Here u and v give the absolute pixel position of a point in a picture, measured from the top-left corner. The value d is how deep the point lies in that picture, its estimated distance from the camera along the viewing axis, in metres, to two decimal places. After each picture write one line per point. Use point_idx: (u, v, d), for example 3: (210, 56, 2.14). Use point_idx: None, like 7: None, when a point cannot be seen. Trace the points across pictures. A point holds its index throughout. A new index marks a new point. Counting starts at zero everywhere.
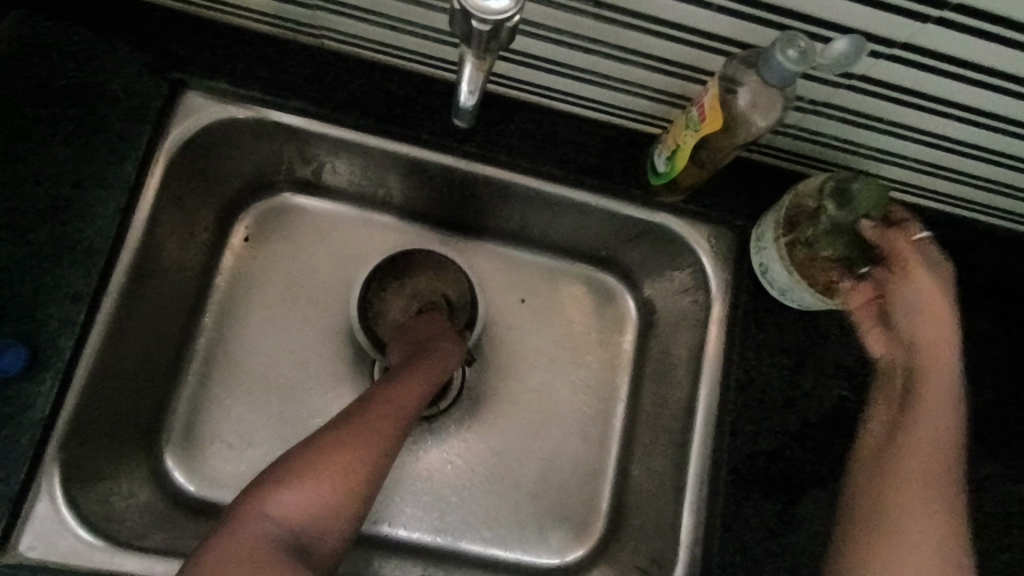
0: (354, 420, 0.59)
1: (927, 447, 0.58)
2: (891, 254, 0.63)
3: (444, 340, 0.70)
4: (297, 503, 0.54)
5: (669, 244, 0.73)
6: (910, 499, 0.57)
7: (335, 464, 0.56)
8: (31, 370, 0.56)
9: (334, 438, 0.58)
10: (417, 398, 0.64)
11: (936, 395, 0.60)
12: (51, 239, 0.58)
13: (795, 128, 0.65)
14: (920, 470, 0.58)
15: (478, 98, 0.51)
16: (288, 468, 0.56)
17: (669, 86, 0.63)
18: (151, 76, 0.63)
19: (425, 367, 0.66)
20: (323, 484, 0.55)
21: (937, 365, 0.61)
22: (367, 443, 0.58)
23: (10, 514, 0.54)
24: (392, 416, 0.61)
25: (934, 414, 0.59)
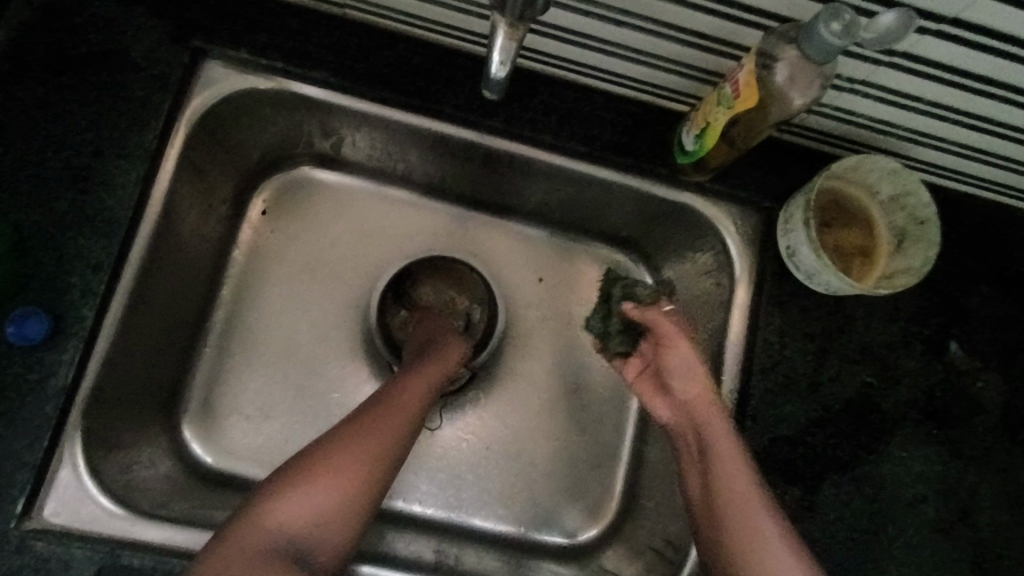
0: (366, 417, 0.60)
1: (736, 496, 0.59)
2: (655, 329, 0.66)
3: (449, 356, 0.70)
4: (314, 499, 0.56)
5: (693, 226, 0.71)
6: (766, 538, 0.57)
7: (349, 462, 0.58)
8: (54, 338, 0.56)
9: (349, 434, 0.59)
10: (427, 396, 0.64)
11: (723, 448, 0.60)
12: (72, 208, 0.58)
13: (830, 107, 0.62)
14: (742, 509, 0.58)
15: (510, 69, 0.48)
16: (304, 465, 0.57)
17: (701, 61, 0.60)
18: (171, 44, 0.62)
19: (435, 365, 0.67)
20: (338, 481, 0.57)
21: (712, 416, 0.62)
22: (380, 441, 0.59)
23: (34, 481, 0.55)
24: (404, 413, 0.62)
25: (732, 464, 0.59)
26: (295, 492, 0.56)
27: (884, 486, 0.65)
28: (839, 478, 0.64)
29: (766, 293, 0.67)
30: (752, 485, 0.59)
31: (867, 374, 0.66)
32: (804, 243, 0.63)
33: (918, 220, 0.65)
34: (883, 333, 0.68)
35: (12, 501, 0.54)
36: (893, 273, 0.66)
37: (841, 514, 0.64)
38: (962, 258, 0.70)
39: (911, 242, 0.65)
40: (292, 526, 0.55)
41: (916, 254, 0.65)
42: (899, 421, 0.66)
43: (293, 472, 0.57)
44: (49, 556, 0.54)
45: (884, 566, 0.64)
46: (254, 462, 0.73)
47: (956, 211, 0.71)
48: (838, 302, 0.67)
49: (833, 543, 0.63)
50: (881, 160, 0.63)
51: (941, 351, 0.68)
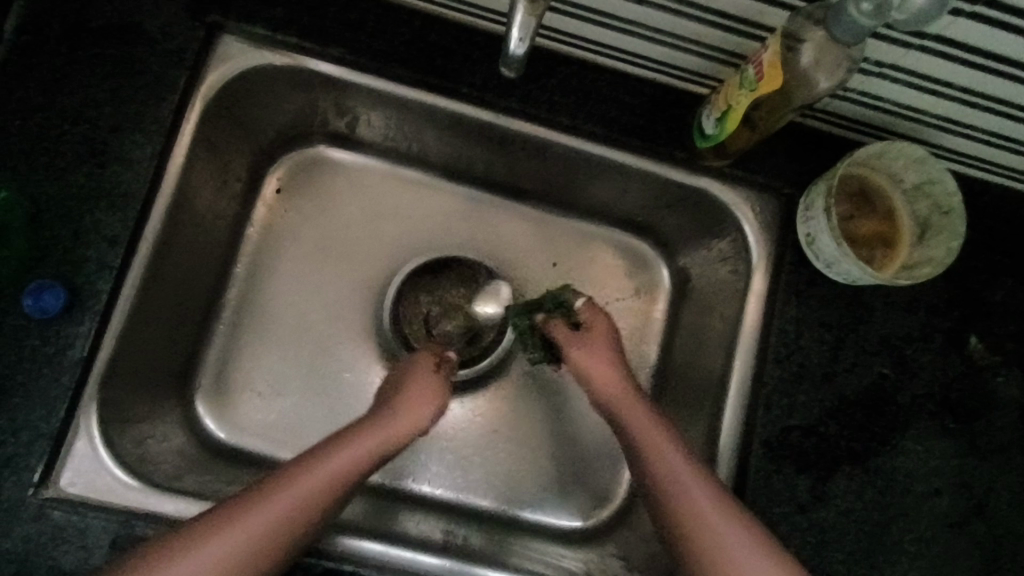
0: (288, 481, 0.58)
1: (683, 500, 0.60)
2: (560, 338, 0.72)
3: (413, 385, 0.68)
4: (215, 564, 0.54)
5: (710, 212, 0.70)
6: (719, 526, 0.58)
7: (258, 529, 0.55)
8: (71, 311, 0.57)
9: (267, 495, 0.57)
10: (363, 465, 0.62)
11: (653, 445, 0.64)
12: (89, 181, 0.58)
13: (856, 92, 0.61)
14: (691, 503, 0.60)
15: (529, 46, 0.46)
16: (209, 522, 0.55)
17: (724, 42, 0.59)
18: (189, 18, 0.62)
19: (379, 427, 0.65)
20: (253, 538, 0.55)
21: (646, 418, 0.66)
22: (296, 512, 0.57)
23: (51, 451, 0.56)
24: (333, 482, 0.59)
25: (669, 458, 0.63)
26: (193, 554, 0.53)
27: (897, 479, 0.64)
28: (852, 469, 0.63)
29: (783, 281, 0.66)
30: (687, 473, 0.61)
31: (883, 364, 0.65)
32: (824, 231, 0.62)
33: (943, 210, 0.63)
34: (902, 325, 0.66)
35: (30, 469, 0.55)
36: (915, 263, 0.64)
37: (852, 504, 0.63)
38: (986, 250, 0.68)
39: (935, 232, 0.64)
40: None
41: (940, 245, 0.63)
42: (915, 414, 0.65)
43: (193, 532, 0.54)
44: (65, 525, 0.55)
45: (893, 559, 0.63)
46: (266, 439, 0.73)
47: (982, 202, 0.69)
48: (857, 292, 0.66)
49: (843, 532, 0.63)
50: (907, 147, 0.61)
51: (961, 345, 0.67)
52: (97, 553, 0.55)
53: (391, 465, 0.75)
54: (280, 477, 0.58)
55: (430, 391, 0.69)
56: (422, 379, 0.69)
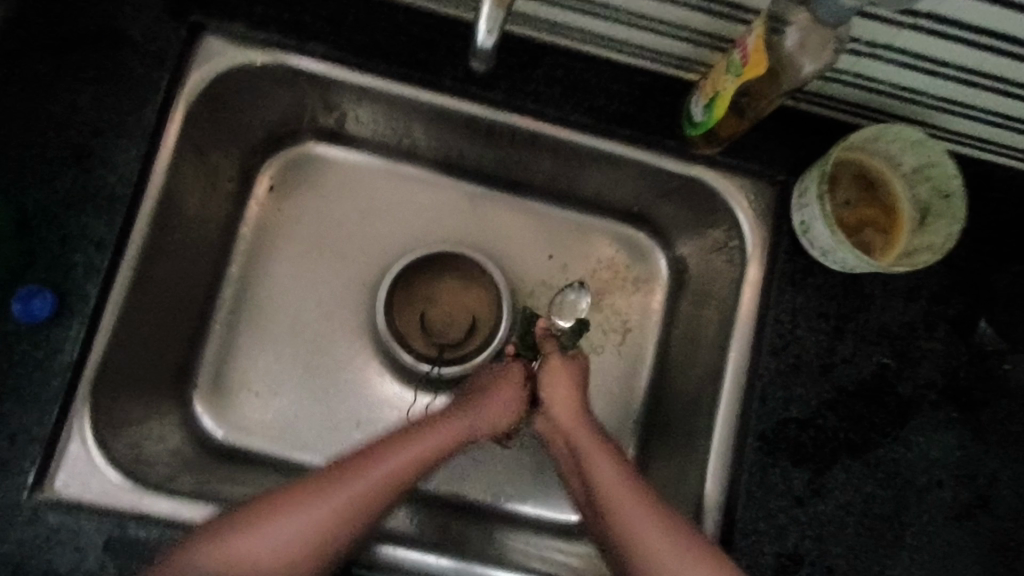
0: (365, 461, 0.61)
1: (624, 512, 0.61)
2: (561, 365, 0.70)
3: (501, 385, 0.69)
4: (288, 536, 0.57)
5: (704, 200, 0.68)
6: (665, 553, 0.58)
7: (333, 506, 0.58)
8: (60, 315, 0.57)
9: (344, 475, 0.59)
10: (436, 459, 0.63)
11: (596, 456, 0.64)
12: (75, 187, 0.59)
13: (849, 74, 0.59)
14: (643, 540, 0.59)
15: (497, 39, 0.45)
16: (293, 492, 0.58)
17: (710, 26, 0.57)
18: (169, 19, 0.61)
19: (457, 420, 0.66)
20: (324, 519, 0.58)
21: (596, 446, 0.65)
22: (366, 499, 0.59)
23: (45, 454, 0.56)
24: (406, 471, 0.61)
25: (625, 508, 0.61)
26: (274, 521, 0.57)
27: (899, 469, 0.63)
28: (851, 461, 0.62)
29: (778, 271, 0.64)
30: (617, 478, 0.63)
31: (883, 354, 0.64)
32: (818, 218, 0.60)
33: (943, 193, 0.61)
34: (903, 313, 0.65)
35: (23, 474, 0.55)
36: (915, 250, 0.62)
37: (852, 496, 0.62)
38: (991, 233, 0.66)
39: (935, 217, 0.62)
40: (254, 558, 0.56)
41: (940, 230, 0.61)
42: (917, 404, 0.63)
43: (278, 500, 0.58)
44: (60, 527, 0.55)
45: (895, 551, 0.62)
46: (265, 437, 0.74)
47: (985, 184, 0.67)
48: (855, 279, 0.65)
49: (844, 524, 0.62)
50: (904, 130, 0.59)
51: (966, 331, 0.65)
52: (91, 556, 0.55)
53: None
54: (368, 457, 0.61)
55: (512, 394, 0.69)
56: (505, 383, 0.69)
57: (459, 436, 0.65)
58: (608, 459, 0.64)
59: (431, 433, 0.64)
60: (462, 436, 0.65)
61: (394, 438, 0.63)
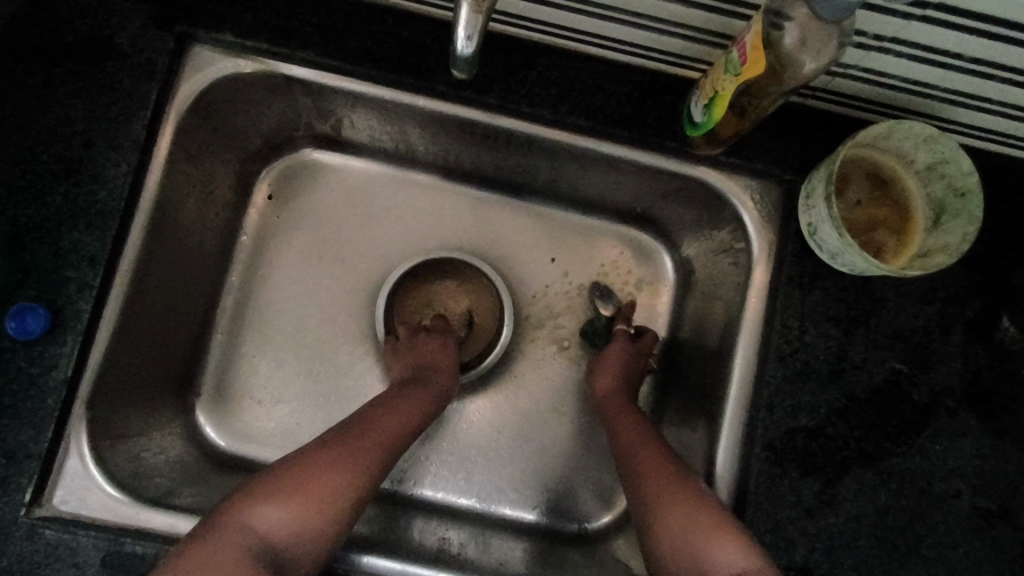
0: (353, 437, 0.60)
1: (646, 466, 0.61)
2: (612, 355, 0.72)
3: (442, 355, 0.72)
4: (284, 523, 0.54)
5: (708, 201, 0.66)
6: (661, 489, 0.58)
7: (334, 486, 0.56)
8: (53, 331, 0.57)
9: (340, 452, 0.58)
10: (413, 430, 0.65)
11: (632, 425, 0.66)
12: (66, 202, 0.58)
13: (856, 69, 0.56)
14: (651, 484, 0.59)
15: (478, 44, 0.43)
16: (283, 478, 0.56)
17: (708, 23, 0.55)
18: (157, 30, 0.61)
19: (435, 384, 0.69)
20: (328, 499, 0.56)
21: (629, 421, 0.67)
22: (365, 470, 0.58)
23: (41, 471, 0.56)
24: (394, 436, 0.62)
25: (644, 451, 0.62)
26: (273, 506, 0.54)
27: (914, 479, 0.60)
28: (864, 470, 0.60)
29: (785, 274, 0.62)
30: (648, 439, 0.64)
31: (896, 359, 0.61)
32: (825, 220, 0.58)
33: (958, 191, 0.58)
34: (917, 316, 0.62)
35: (21, 490, 0.56)
36: (929, 251, 0.60)
37: (864, 507, 0.60)
38: (1011, 232, 0.63)
39: (951, 216, 0.59)
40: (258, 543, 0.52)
41: (955, 230, 0.58)
42: (933, 411, 0.61)
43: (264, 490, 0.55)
44: (58, 543, 0.55)
45: (911, 565, 0.59)
46: (267, 447, 0.73)
47: (1004, 180, 0.64)
48: (866, 282, 0.62)
49: (856, 536, 0.59)
50: (916, 126, 0.56)
51: (986, 334, 0.62)
52: (89, 571, 0.55)
53: (396, 472, 0.74)
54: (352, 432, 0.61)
55: (440, 350, 0.73)
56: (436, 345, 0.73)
57: (425, 407, 0.67)
58: (643, 429, 0.65)
59: (404, 406, 0.65)
60: (431, 408, 0.67)
61: (371, 415, 0.63)
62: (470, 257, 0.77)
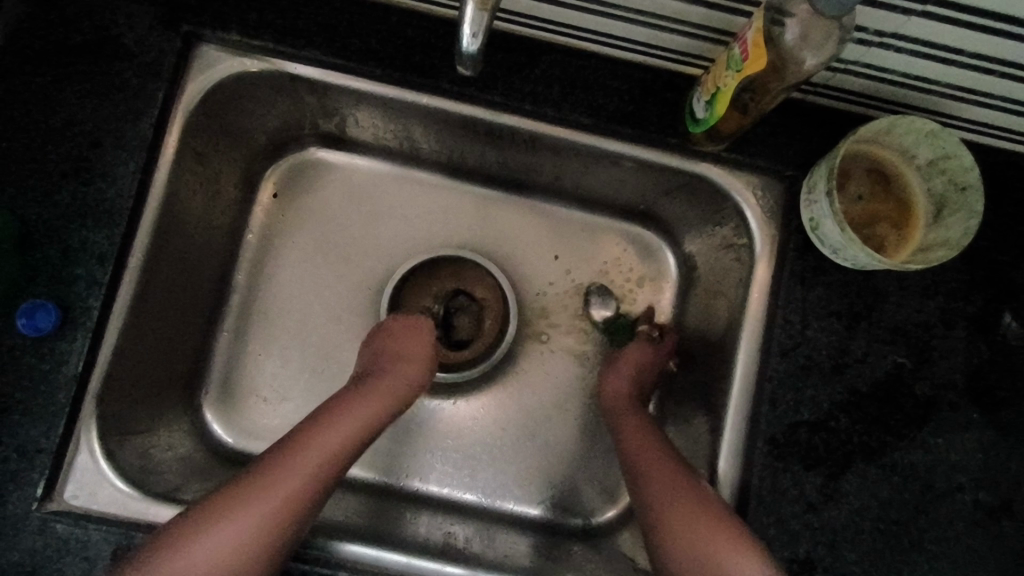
0: (303, 442, 0.59)
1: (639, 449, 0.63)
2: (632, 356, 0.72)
3: (416, 345, 0.70)
4: (233, 531, 0.53)
5: (711, 197, 0.67)
6: (650, 464, 0.61)
7: (262, 509, 0.54)
8: (63, 328, 0.58)
9: (275, 468, 0.57)
10: (372, 428, 0.63)
11: (632, 420, 0.67)
12: (75, 201, 0.59)
13: (857, 65, 0.57)
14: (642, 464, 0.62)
15: (483, 41, 0.44)
16: (214, 504, 0.55)
17: (710, 19, 0.56)
18: (164, 30, 0.61)
19: (389, 386, 0.66)
20: (255, 523, 0.54)
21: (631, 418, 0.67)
22: (295, 491, 0.56)
23: (52, 466, 0.57)
24: (333, 451, 0.59)
25: (651, 457, 0.62)
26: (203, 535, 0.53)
27: (916, 472, 0.60)
28: (865, 464, 0.60)
29: (787, 269, 0.62)
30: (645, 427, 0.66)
31: (898, 353, 0.62)
32: (827, 215, 0.58)
33: (959, 186, 0.59)
34: (919, 311, 0.62)
35: (32, 485, 0.56)
36: (930, 246, 0.60)
37: (867, 500, 0.60)
38: (1012, 226, 0.63)
39: (952, 211, 0.59)
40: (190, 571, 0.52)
41: (956, 225, 0.59)
42: (935, 404, 0.61)
43: (216, 504, 0.54)
44: (68, 537, 0.56)
45: (913, 558, 0.60)
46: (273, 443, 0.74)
47: (1006, 175, 0.64)
48: (868, 277, 0.62)
49: (859, 529, 0.60)
50: (917, 121, 0.57)
51: (988, 328, 0.62)
52: (98, 565, 0.56)
53: (399, 467, 0.75)
54: (286, 450, 0.58)
55: (419, 338, 0.71)
56: (417, 335, 0.71)
57: (387, 401, 0.65)
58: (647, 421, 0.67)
59: (360, 404, 0.63)
60: (391, 404, 0.66)
61: (326, 414, 0.61)
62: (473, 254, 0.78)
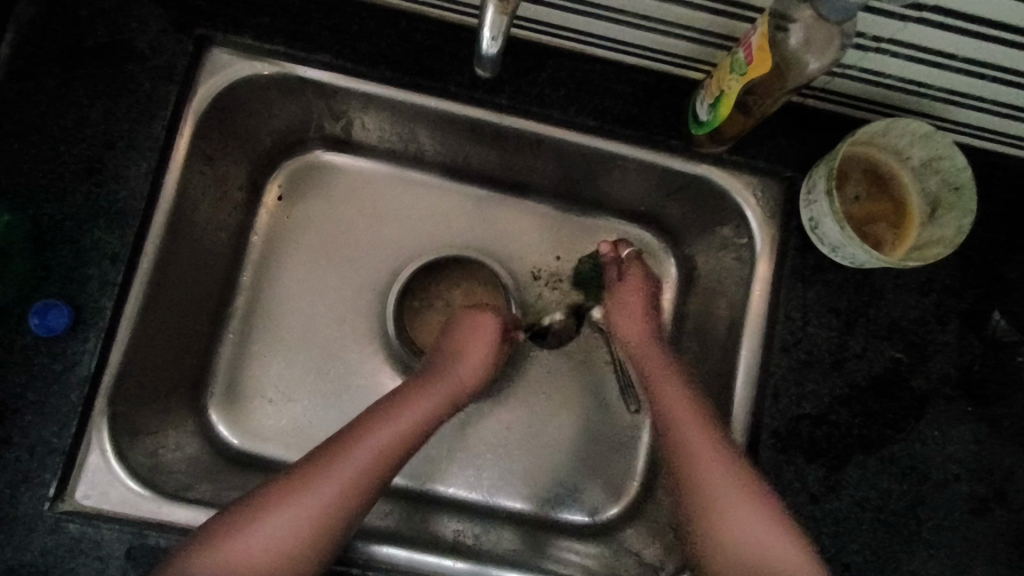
0: (341, 450, 0.61)
1: (685, 440, 0.62)
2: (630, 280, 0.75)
3: (484, 338, 0.72)
4: (284, 522, 0.57)
5: (712, 198, 0.68)
6: (708, 456, 0.61)
7: (314, 503, 0.58)
8: (75, 328, 0.58)
9: (326, 464, 0.60)
10: (419, 435, 0.65)
11: (677, 398, 0.65)
12: (88, 201, 0.59)
13: (855, 69, 0.59)
14: (695, 453, 0.62)
15: (502, 45, 0.46)
16: (266, 496, 0.58)
17: (714, 24, 0.58)
18: (176, 33, 0.62)
19: (443, 387, 0.68)
20: (307, 516, 0.58)
21: (668, 390, 0.66)
22: (345, 488, 0.59)
23: (64, 466, 0.57)
24: (383, 453, 0.62)
25: (699, 452, 0.61)
26: (256, 525, 0.57)
27: (913, 464, 0.62)
28: (865, 457, 0.62)
29: (787, 267, 0.64)
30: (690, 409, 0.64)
31: (896, 348, 0.64)
32: (826, 214, 0.60)
33: (953, 186, 0.61)
34: (915, 307, 0.64)
35: (44, 484, 0.56)
36: (925, 244, 0.62)
37: (867, 492, 0.62)
38: (1001, 226, 0.66)
39: (945, 210, 0.62)
40: (243, 556, 0.55)
41: (950, 223, 0.61)
42: (932, 398, 0.63)
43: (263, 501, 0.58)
44: (82, 536, 0.56)
45: (911, 546, 0.61)
46: (280, 443, 0.74)
47: (995, 176, 0.67)
48: (865, 275, 0.64)
49: (860, 520, 0.61)
50: (913, 124, 0.59)
51: (981, 324, 0.64)
52: (112, 564, 0.57)
53: (409, 468, 0.76)
54: (337, 446, 0.61)
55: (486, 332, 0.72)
56: (475, 341, 0.71)
57: (434, 408, 0.67)
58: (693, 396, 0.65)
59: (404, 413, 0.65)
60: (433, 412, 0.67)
61: (377, 416, 0.64)
62: (477, 257, 0.80)
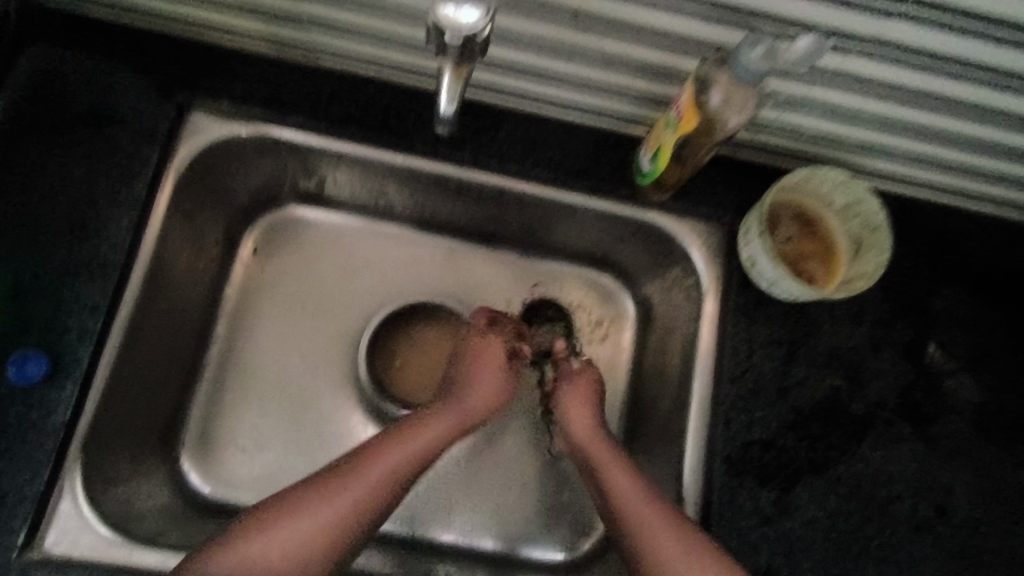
0: (359, 467, 0.62)
1: (622, 495, 0.65)
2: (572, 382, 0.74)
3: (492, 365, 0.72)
4: (292, 532, 0.59)
5: (660, 242, 0.74)
6: (640, 507, 0.63)
7: (323, 516, 0.60)
8: (52, 376, 0.60)
9: (337, 481, 0.61)
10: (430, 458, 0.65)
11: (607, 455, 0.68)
12: (69, 255, 0.63)
13: (773, 123, 0.68)
14: (628, 503, 0.64)
15: (456, 106, 0.52)
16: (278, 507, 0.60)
17: (647, 86, 0.66)
18: (158, 99, 0.67)
19: (456, 411, 0.69)
20: (316, 528, 0.59)
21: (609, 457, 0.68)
22: (356, 504, 0.61)
23: (34, 514, 0.58)
24: (392, 476, 0.63)
25: (636, 510, 0.63)
26: (265, 531, 0.59)
27: (860, 485, 0.66)
28: (814, 478, 0.66)
29: (730, 304, 0.70)
30: (622, 470, 0.67)
31: (835, 375, 0.69)
32: (762, 253, 0.66)
33: (872, 227, 0.68)
34: (851, 337, 0.70)
35: (13, 532, 0.57)
36: (850, 279, 0.68)
37: (818, 512, 0.65)
38: (921, 261, 0.73)
39: (867, 248, 0.68)
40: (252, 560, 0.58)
41: (871, 260, 0.68)
42: (872, 421, 0.68)
43: (274, 512, 0.60)
44: None
45: (863, 564, 0.64)
46: (252, 491, 0.75)
47: (909, 217, 0.74)
48: (801, 308, 0.70)
49: (814, 540, 0.64)
50: (832, 171, 0.67)
51: (919, 354, 0.70)
52: None
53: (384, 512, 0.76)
54: (351, 463, 0.63)
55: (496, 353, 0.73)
56: (482, 361, 0.72)
57: (448, 432, 0.67)
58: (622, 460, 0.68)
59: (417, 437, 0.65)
60: (456, 432, 0.68)
61: (390, 437, 0.65)
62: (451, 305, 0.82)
